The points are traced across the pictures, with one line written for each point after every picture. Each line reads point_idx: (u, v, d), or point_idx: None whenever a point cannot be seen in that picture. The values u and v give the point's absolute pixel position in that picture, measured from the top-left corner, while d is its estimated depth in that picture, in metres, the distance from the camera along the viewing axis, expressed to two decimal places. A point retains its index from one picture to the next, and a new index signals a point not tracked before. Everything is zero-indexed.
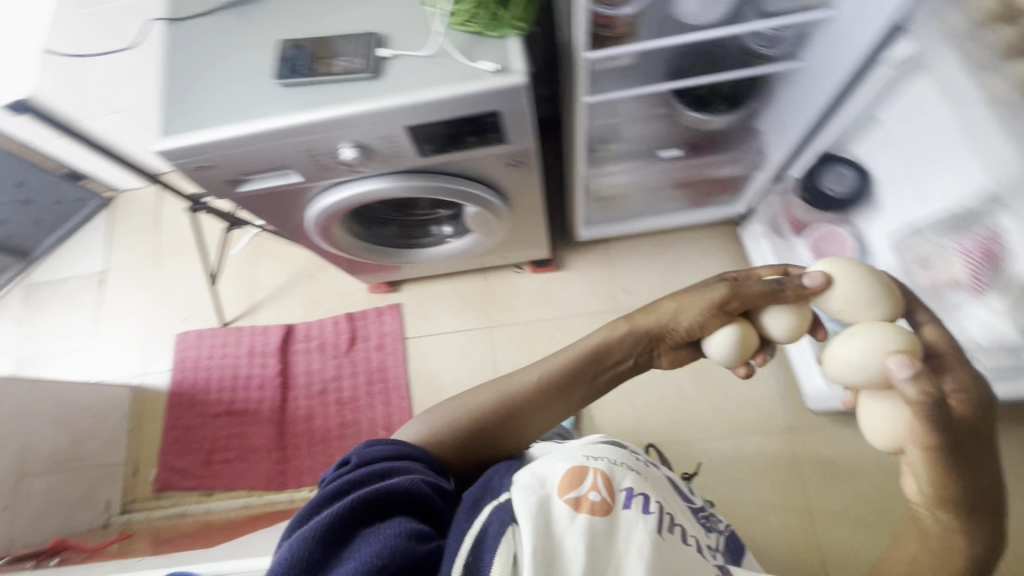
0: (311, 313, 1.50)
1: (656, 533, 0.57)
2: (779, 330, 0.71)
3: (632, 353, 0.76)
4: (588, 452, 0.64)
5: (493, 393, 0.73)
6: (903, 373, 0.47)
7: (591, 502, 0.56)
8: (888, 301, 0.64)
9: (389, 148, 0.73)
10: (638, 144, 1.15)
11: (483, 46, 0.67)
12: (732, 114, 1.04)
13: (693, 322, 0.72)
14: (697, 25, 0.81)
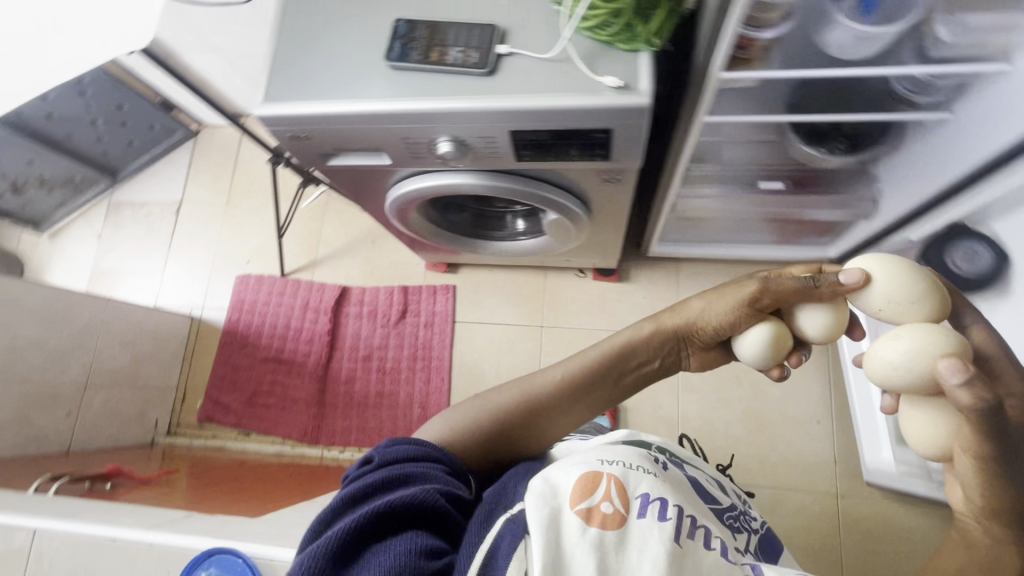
0: (367, 278, 1.52)
1: (673, 536, 0.51)
2: (811, 329, 0.63)
3: (655, 354, 0.71)
4: (602, 457, 0.60)
5: (513, 392, 0.69)
6: (954, 377, 0.43)
7: (603, 514, 0.51)
8: (936, 301, 0.56)
9: (486, 148, 0.70)
10: (735, 169, 1.07)
11: (609, 57, 0.62)
12: (850, 157, 0.96)
13: (720, 322, 0.66)
14: (842, 60, 0.74)
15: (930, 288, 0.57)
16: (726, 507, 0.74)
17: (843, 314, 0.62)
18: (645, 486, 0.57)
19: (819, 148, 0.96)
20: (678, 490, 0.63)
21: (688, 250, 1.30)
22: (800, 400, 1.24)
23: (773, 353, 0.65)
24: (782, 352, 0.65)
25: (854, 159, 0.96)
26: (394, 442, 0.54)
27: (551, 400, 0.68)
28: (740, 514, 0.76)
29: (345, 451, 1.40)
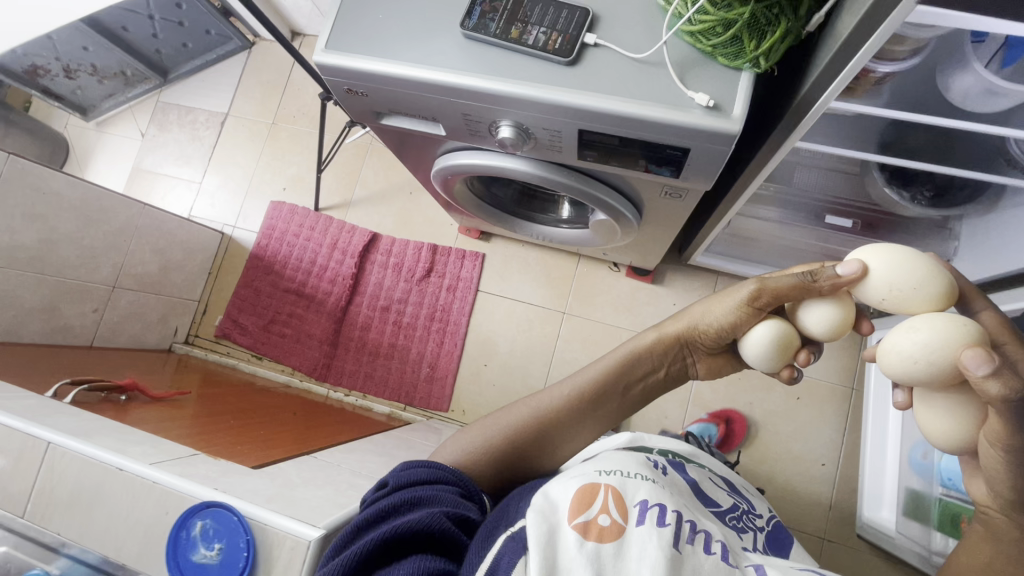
0: (398, 229, 1.50)
1: (672, 541, 0.49)
2: (813, 325, 0.55)
3: (660, 363, 0.69)
4: (601, 467, 0.58)
5: (526, 411, 0.69)
6: (978, 370, 0.37)
7: (600, 527, 0.49)
8: (939, 284, 0.49)
9: (548, 139, 0.65)
10: (803, 196, 1.00)
11: (704, 71, 0.56)
12: (930, 210, 0.89)
13: (721, 326, 0.61)
14: (961, 109, 0.66)
15: (928, 269, 0.49)
16: (727, 509, 0.72)
17: (851, 308, 0.53)
18: (640, 492, 0.54)
19: (903, 193, 0.88)
20: (674, 492, 0.60)
21: (730, 266, 1.25)
22: (810, 438, 1.20)
23: (775, 353, 0.57)
24: (787, 351, 0.57)
25: (936, 213, 0.90)
26: (408, 465, 0.56)
27: (562, 412, 0.69)
28: (744, 514, 0.73)
29: (350, 393, 1.43)
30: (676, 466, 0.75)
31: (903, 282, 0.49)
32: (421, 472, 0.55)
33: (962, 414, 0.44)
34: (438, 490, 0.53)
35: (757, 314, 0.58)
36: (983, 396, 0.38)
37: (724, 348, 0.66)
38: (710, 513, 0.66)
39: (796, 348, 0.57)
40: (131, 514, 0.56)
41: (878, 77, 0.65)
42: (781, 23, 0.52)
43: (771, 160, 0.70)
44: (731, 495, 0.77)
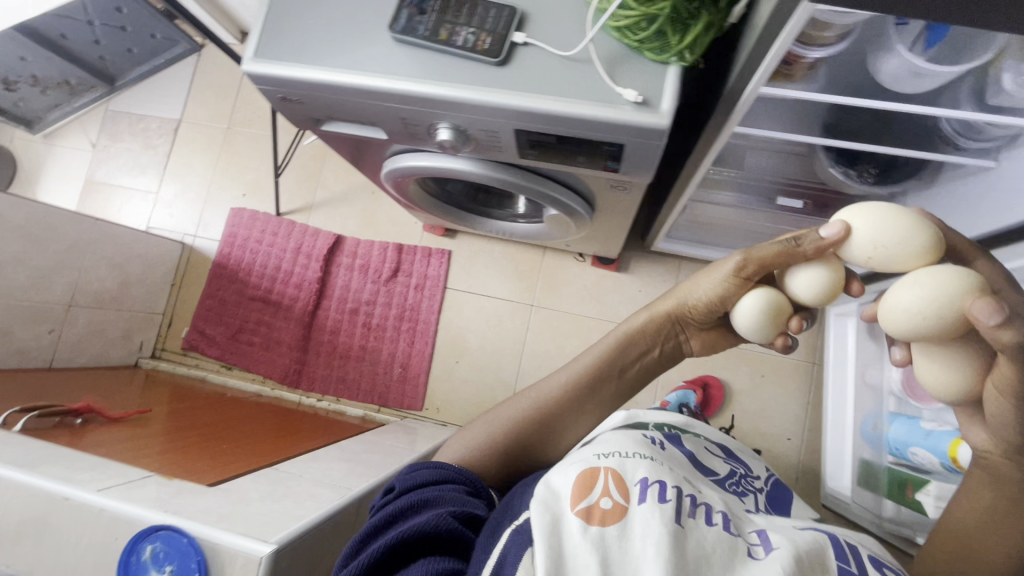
0: (362, 230, 1.48)
1: (675, 516, 0.49)
2: (802, 290, 0.55)
3: (656, 341, 0.72)
4: (599, 451, 0.59)
5: (526, 402, 0.74)
6: (991, 320, 0.39)
7: (602, 509, 0.49)
8: (925, 238, 0.49)
9: (487, 139, 0.65)
10: (756, 178, 1.01)
11: (632, 66, 0.56)
12: (878, 186, 0.91)
13: (710, 300, 0.63)
14: (891, 91, 0.68)
15: (914, 224, 0.50)
16: (725, 478, 0.72)
17: (838, 270, 0.54)
18: (641, 470, 0.55)
19: (848, 172, 0.90)
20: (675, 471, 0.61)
21: (693, 250, 1.27)
22: (777, 414, 1.23)
23: (766, 321, 0.58)
24: (778, 318, 0.58)
25: (882, 189, 0.92)
26: (416, 469, 0.60)
27: (560, 408, 0.73)
28: (742, 481, 0.74)
29: (323, 398, 1.42)
30: (672, 439, 0.74)
31: (886, 241, 0.50)
32: (428, 474, 0.59)
33: (962, 366, 0.45)
34: (441, 490, 0.57)
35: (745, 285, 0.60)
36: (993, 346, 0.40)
37: (716, 320, 0.68)
38: (713, 482, 0.67)
39: (788, 315, 0.58)
40: (80, 542, 0.56)
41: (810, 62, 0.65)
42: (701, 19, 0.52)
43: (711, 148, 0.72)
44: (727, 462, 0.77)
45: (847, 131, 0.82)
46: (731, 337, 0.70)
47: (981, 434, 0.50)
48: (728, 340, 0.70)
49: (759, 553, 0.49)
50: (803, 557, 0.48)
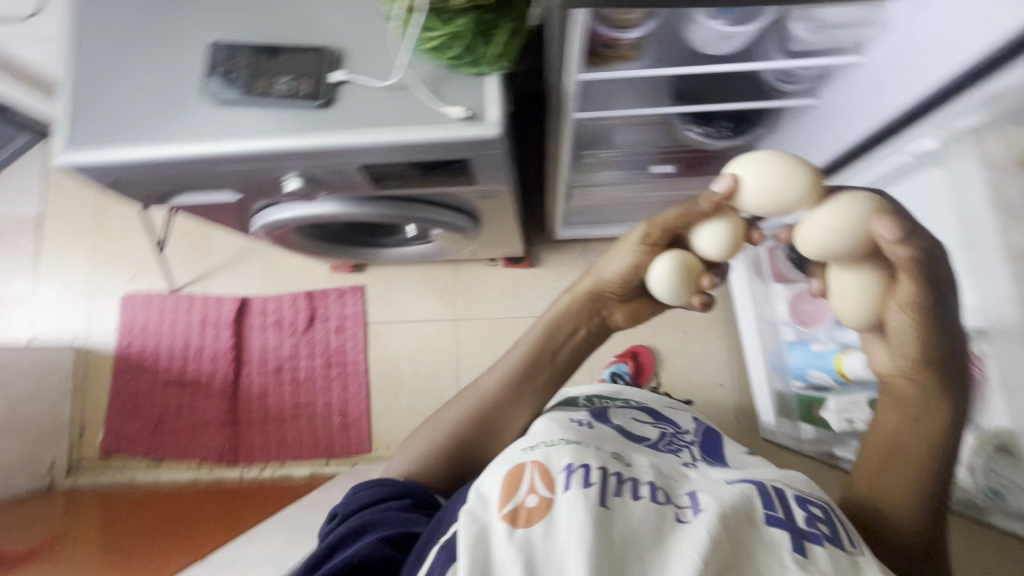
0: (268, 286, 1.43)
1: (602, 498, 0.47)
2: (708, 244, 0.63)
3: (579, 321, 0.75)
4: (524, 446, 0.56)
5: (465, 404, 0.74)
6: (890, 236, 0.50)
7: (527, 509, 0.47)
8: (804, 179, 0.56)
9: (338, 179, 0.64)
10: (631, 151, 1.05)
11: (454, 84, 0.57)
12: (736, 138, 0.95)
13: (624, 271, 0.69)
14: (710, 56, 0.73)
15: (795, 167, 0.56)
16: (657, 441, 0.70)
17: (735, 222, 0.62)
18: (566, 456, 0.52)
19: (707, 130, 0.94)
20: (606, 446, 0.59)
21: (593, 231, 1.31)
22: (707, 365, 1.29)
23: (678, 278, 0.65)
24: (688, 275, 0.65)
25: (739, 140, 0.97)
26: (365, 487, 0.59)
27: (499, 400, 0.74)
28: (673, 438, 0.72)
29: (267, 467, 1.35)
30: (599, 417, 0.71)
31: (768, 185, 0.57)
32: (376, 492, 0.58)
33: (869, 283, 0.55)
34: (384, 509, 0.56)
35: (653, 250, 0.67)
36: (895, 259, 0.51)
37: (634, 290, 0.73)
38: (645, 449, 0.65)
39: (698, 271, 0.66)
40: None
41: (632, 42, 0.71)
42: (502, 31, 0.54)
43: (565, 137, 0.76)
44: (653, 424, 0.75)
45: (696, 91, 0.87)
46: (651, 305, 0.76)
47: (885, 355, 0.60)
48: (649, 307, 0.76)
49: (687, 516, 0.48)
50: (731, 515, 0.47)
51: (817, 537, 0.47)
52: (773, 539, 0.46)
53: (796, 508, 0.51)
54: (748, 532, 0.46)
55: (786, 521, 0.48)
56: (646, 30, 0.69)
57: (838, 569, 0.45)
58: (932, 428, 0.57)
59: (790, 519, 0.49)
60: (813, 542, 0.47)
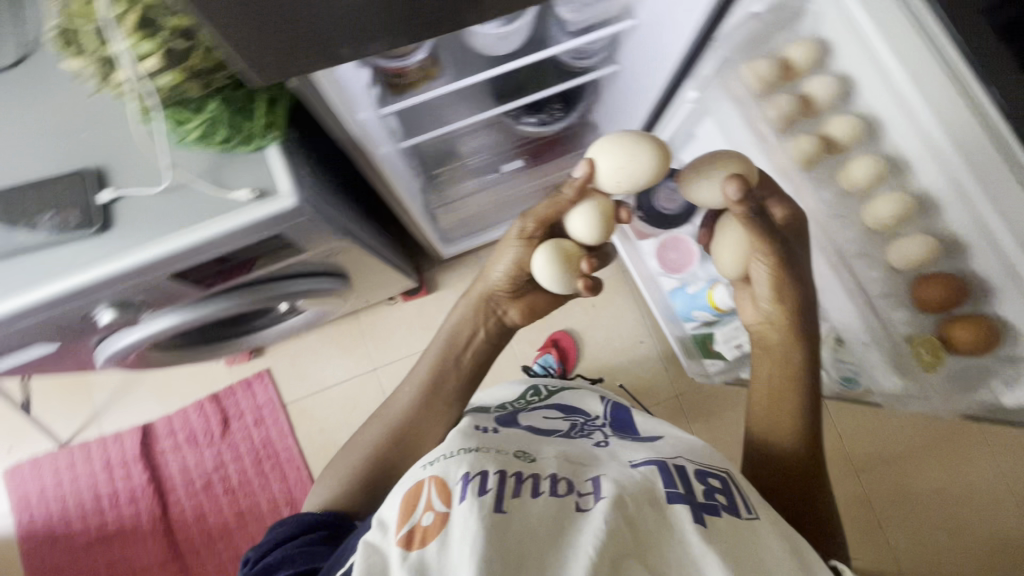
0: (167, 403, 1.33)
1: (498, 503, 0.47)
2: (581, 227, 0.66)
3: (476, 324, 0.77)
4: (427, 459, 0.55)
5: (379, 428, 0.73)
6: (733, 195, 0.51)
7: (423, 528, 0.46)
8: (648, 151, 0.63)
9: (158, 294, 0.60)
10: (479, 155, 1.10)
11: (235, 166, 0.55)
12: (568, 115, 0.99)
13: (510, 271, 0.72)
14: (497, 57, 0.75)
15: (644, 146, 0.63)
16: (569, 430, 0.73)
17: (601, 203, 0.66)
18: (463, 463, 0.52)
19: (540, 117, 0.99)
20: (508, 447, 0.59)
21: (474, 242, 1.31)
22: (624, 330, 1.33)
23: (557, 265, 0.67)
24: (565, 260, 0.67)
25: (573, 116, 1.01)
26: (271, 531, 0.59)
27: (413, 419, 0.73)
28: (585, 425, 0.75)
29: None
30: (511, 422, 0.73)
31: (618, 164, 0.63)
32: (281, 534, 0.58)
33: (738, 236, 0.61)
34: (288, 549, 0.55)
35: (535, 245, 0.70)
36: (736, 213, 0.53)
37: (524, 287, 0.75)
38: (558, 440, 0.68)
39: (575, 256, 0.67)
40: None
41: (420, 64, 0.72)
42: (256, 109, 0.52)
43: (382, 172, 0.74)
44: (564, 418, 0.77)
45: (514, 85, 0.91)
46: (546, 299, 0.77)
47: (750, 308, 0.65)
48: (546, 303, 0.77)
49: (588, 502, 0.50)
50: (629, 503, 0.48)
51: (713, 507, 0.50)
52: (673, 516, 0.48)
53: (695, 481, 0.54)
54: (648, 519, 0.47)
55: (685, 497, 0.50)
56: (423, 54, 0.71)
57: (731, 535, 0.47)
58: (795, 366, 0.63)
59: (689, 494, 0.51)
60: (708, 514, 0.48)
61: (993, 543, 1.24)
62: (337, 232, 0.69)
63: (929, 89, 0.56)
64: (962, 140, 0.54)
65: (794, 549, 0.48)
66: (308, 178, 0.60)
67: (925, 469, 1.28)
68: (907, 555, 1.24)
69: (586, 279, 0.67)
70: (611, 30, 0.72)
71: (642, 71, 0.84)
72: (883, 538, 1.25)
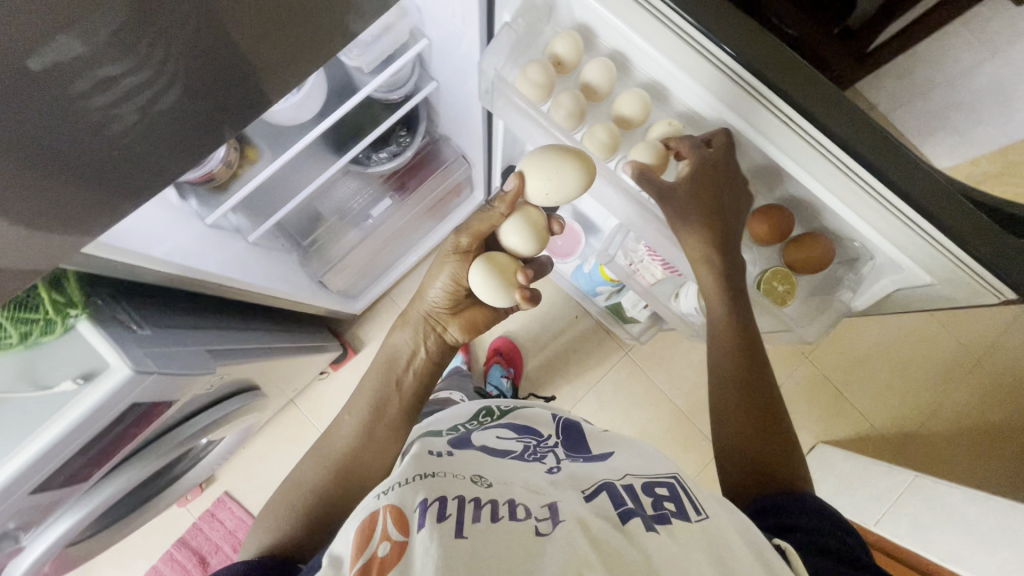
0: (134, 569, 1.24)
1: (460, 529, 0.41)
2: (516, 241, 0.63)
3: (416, 343, 0.68)
4: (379, 486, 0.47)
5: (316, 471, 0.63)
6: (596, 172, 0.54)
7: (379, 559, 0.38)
8: (579, 167, 0.53)
9: (31, 507, 0.55)
10: (347, 205, 1.04)
11: (44, 359, 0.50)
12: (415, 139, 0.97)
13: (448, 288, 0.66)
14: (305, 124, 0.74)
15: (569, 156, 0.53)
16: (522, 452, 0.57)
17: (531, 215, 0.63)
18: (418, 490, 0.45)
19: (390, 150, 0.96)
20: (461, 471, 0.50)
21: (382, 284, 1.29)
22: (557, 314, 1.33)
23: (499, 284, 0.63)
24: (506, 278, 0.63)
25: (419, 138, 0.98)
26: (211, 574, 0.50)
27: (363, 450, 0.64)
28: (538, 447, 0.59)
29: None
30: (455, 444, 0.58)
31: (546, 174, 0.54)
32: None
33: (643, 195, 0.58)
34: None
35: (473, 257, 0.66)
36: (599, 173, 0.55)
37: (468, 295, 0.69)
38: (511, 465, 0.54)
39: (512, 270, 0.64)
40: None
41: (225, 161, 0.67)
42: (38, 296, 0.49)
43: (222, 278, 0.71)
44: (516, 438, 0.61)
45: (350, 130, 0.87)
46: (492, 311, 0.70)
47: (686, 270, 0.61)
48: (493, 315, 0.70)
49: (547, 525, 0.43)
50: (592, 524, 0.42)
51: (663, 517, 0.45)
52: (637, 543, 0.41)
53: (641, 494, 0.48)
54: (613, 537, 0.42)
55: (636, 511, 0.45)
56: (223, 151, 0.66)
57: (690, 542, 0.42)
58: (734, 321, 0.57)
59: (639, 507, 0.46)
60: (661, 523, 0.44)
61: (937, 378, 1.35)
62: (204, 353, 0.64)
63: (638, 34, 0.47)
64: (700, 77, 0.47)
65: (755, 543, 0.43)
66: (148, 332, 0.57)
67: (861, 333, 1.37)
68: (874, 416, 1.34)
69: (527, 295, 0.64)
70: (405, 57, 0.72)
71: (458, 83, 0.83)
72: (848, 409, 1.34)
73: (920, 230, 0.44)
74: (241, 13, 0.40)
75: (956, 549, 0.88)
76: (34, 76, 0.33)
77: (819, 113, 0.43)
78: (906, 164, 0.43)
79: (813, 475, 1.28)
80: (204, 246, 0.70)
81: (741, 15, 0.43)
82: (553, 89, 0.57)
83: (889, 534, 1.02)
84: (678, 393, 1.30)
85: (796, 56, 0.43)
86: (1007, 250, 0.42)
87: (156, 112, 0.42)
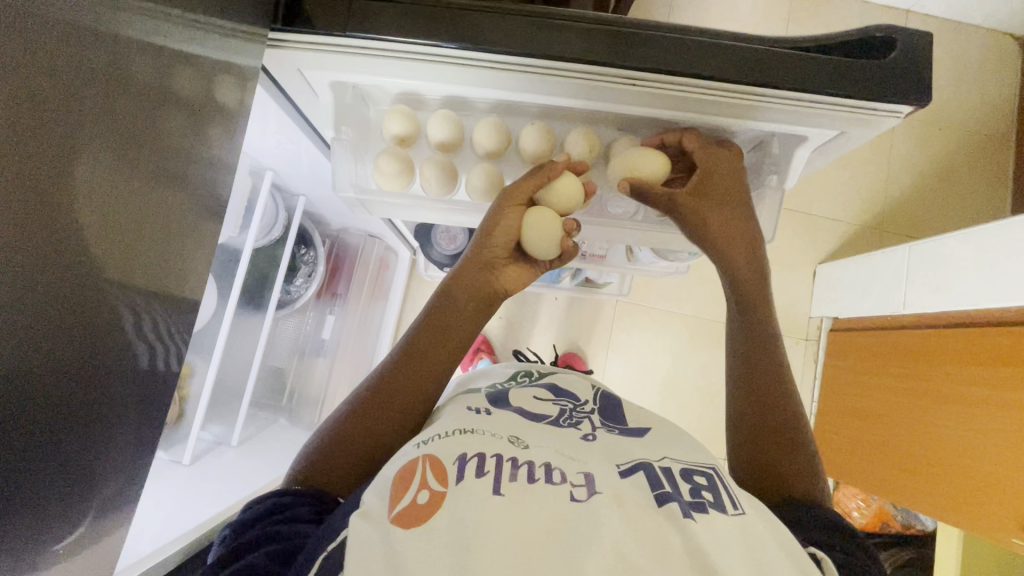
0: None
1: (498, 486, 0.35)
2: (563, 193, 0.57)
3: (474, 291, 0.57)
4: (417, 437, 0.41)
5: (354, 401, 0.51)
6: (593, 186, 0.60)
7: (418, 509, 0.34)
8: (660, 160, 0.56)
9: None
10: (299, 343, 0.96)
11: None
12: (316, 247, 0.93)
13: (508, 232, 0.58)
14: (211, 314, 0.70)
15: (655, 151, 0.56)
16: (557, 417, 0.49)
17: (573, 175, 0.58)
18: (460, 444, 0.39)
19: (304, 273, 0.91)
20: (502, 430, 0.42)
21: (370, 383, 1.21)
22: (539, 309, 1.32)
23: (552, 236, 0.58)
24: (556, 229, 0.58)
25: (319, 247, 0.94)
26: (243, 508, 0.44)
27: (400, 394, 0.51)
28: (573, 412, 0.51)
29: None
30: (492, 403, 0.50)
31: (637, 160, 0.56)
32: (265, 507, 0.42)
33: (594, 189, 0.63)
34: (270, 530, 0.40)
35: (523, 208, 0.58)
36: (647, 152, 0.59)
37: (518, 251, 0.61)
38: (539, 428, 0.45)
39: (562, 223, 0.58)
40: None
41: (181, 400, 0.71)
42: None
43: (226, 513, 0.68)
44: (552, 400, 0.53)
45: (261, 283, 0.82)
46: (538, 266, 0.62)
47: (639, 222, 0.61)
48: (536, 275, 0.63)
49: (582, 491, 0.36)
50: (628, 501, 0.36)
51: (701, 507, 0.36)
52: (694, 527, 0.34)
53: (677, 479, 0.40)
54: (658, 524, 0.34)
55: (674, 496, 0.37)
56: (185, 381, 0.70)
57: (728, 543, 0.34)
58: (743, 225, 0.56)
59: (677, 492, 0.38)
60: (700, 512, 0.36)
61: (877, 154, 1.40)
62: None
63: (459, 84, 0.49)
64: (521, 82, 0.47)
65: (794, 555, 0.35)
66: None
67: None
68: (846, 216, 1.38)
69: (573, 243, 0.60)
70: (262, 194, 0.68)
71: (321, 182, 0.81)
72: (820, 223, 1.38)
73: (771, 98, 0.45)
74: (134, 244, 0.38)
75: (984, 286, 0.92)
76: (22, 406, 0.33)
77: (630, 52, 0.43)
78: (745, 56, 0.43)
79: (830, 295, 1.31)
80: (197, 487, 0.72)
81: (526, 18, 0.43)
82: (412, 165, 0.57)
83: (921, 309, 1.05)
84: (681, 303, 1.31)
85: (599, 17, 0.44)
86: (856, 87, 0.44)
87: (95, 426, 0.38)
